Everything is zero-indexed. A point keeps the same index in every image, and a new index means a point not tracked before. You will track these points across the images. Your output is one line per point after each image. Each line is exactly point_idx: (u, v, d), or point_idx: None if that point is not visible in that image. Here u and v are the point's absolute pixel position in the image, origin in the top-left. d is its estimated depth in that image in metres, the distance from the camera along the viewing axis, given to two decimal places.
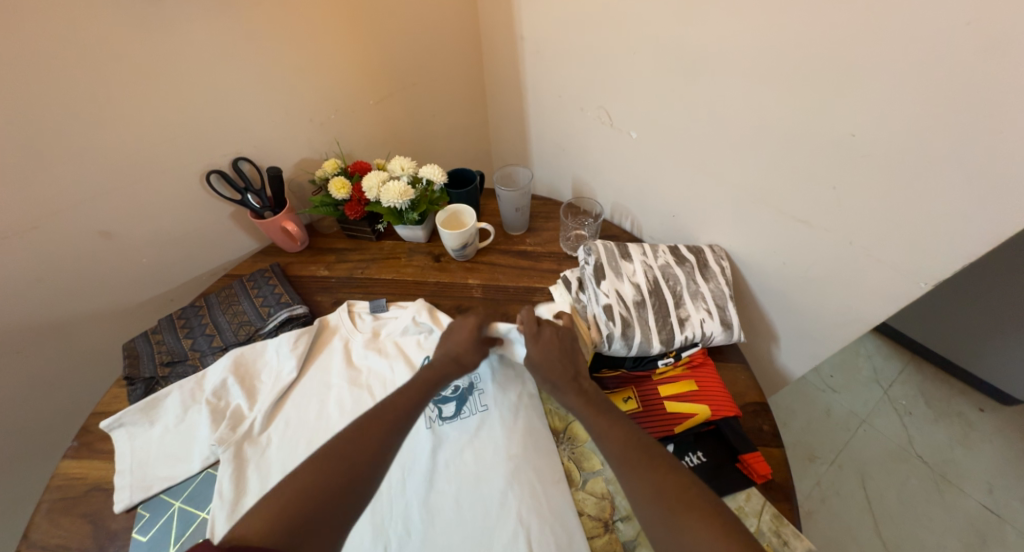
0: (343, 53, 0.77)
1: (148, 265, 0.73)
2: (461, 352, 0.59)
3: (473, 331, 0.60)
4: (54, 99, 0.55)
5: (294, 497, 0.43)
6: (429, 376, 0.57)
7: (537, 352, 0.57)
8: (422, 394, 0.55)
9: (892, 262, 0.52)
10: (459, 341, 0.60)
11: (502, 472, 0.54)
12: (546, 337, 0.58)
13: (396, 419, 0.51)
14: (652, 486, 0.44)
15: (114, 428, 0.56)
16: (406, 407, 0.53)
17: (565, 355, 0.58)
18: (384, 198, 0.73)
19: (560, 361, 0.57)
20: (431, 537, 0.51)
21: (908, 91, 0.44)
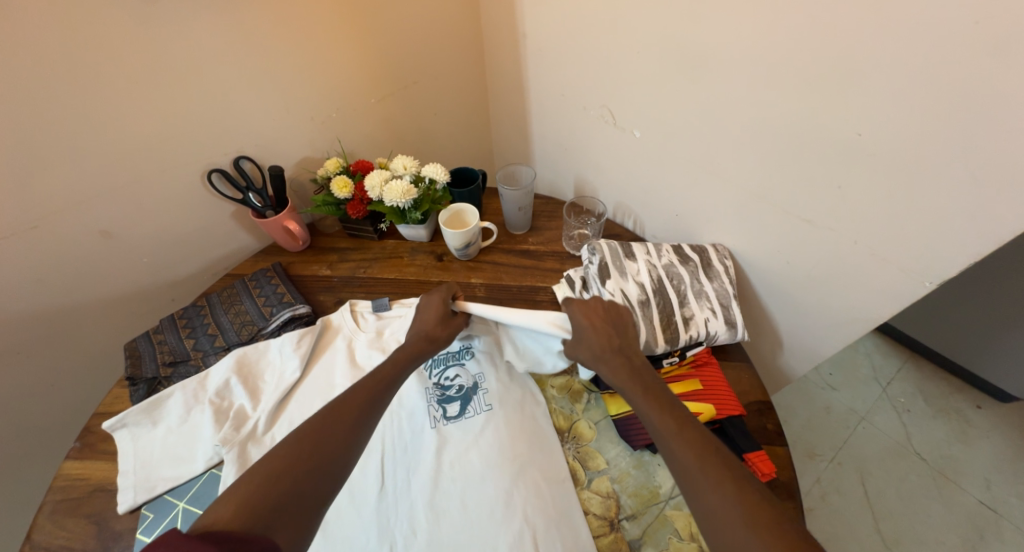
0: (344, 51, 0.76)
1: (149, 265, 0.72)
2: (433, 333, 0.60)
3: (439, 310, 0.62)
4: (54, 97, 0.55)
5: (265, 484, 0.42)
6: (398, 359, 0.57)
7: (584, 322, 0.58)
8: (391, 377, 0.55)
9: (897, 261, 0.52)
10: (428, 320, 0.61)
11: (506, 471, 0.54)
12: (598, 312, 0.59)
13: (366, 399, 0.51)
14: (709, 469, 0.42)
15: (117, 428, 0.55)
16: (376, 386, 0.53)
17: (615, 332, 0.57)
18: (387, 197, 0.73)
19: (611, 336, 0.57)
20: (435, 535, 0.51)
21: (912, 91, 0.44)
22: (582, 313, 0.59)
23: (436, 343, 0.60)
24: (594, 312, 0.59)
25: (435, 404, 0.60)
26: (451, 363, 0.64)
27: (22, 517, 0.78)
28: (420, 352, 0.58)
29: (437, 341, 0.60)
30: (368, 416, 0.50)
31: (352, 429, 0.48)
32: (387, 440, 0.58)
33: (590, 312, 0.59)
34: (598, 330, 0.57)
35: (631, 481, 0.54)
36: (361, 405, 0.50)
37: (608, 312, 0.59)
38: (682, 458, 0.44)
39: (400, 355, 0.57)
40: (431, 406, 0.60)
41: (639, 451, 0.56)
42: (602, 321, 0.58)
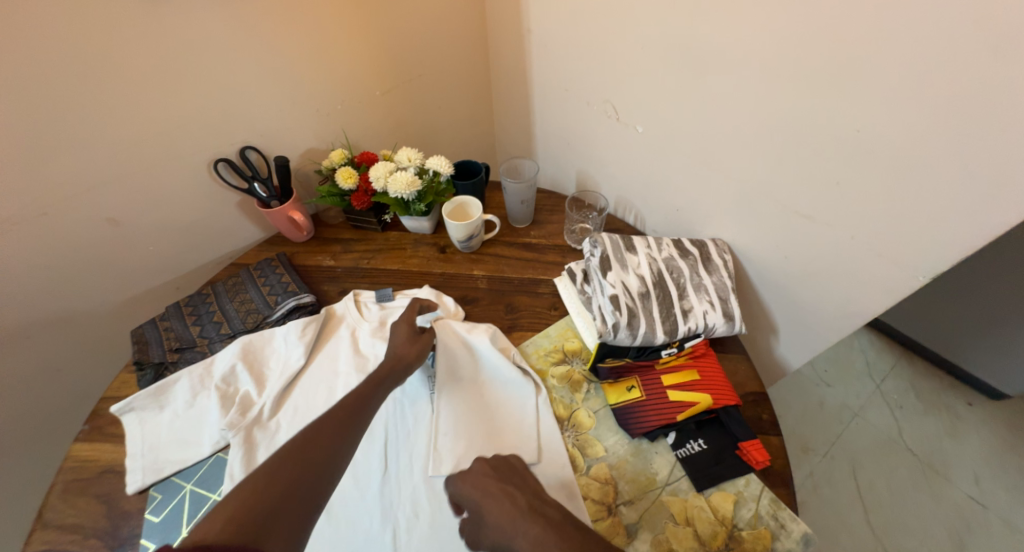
0: (350, 43, 0.77)
1: (156, 253, 0.73)
2: (407, 354, 0.58)
3: (408, 327, 0.61)
4: (65, 84, 0.56)
5: (248, 494, 0.41)
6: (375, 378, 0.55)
7: (475, 492, 0.49)
8: (365, 396, 0.52)
9: (892, 255, 0.54)
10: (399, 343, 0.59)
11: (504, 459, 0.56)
12: (486, 472, 0.51)
13: (343, 413, 0.50)
14: None
15: (125, 412, 0.56)
16: (351, 401, 0.51)
17: (512, 491, 0.48)
18: (391, 188, 0.73)
19: (512, 492, 0.48)
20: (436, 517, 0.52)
21: (908, 89, 0.45)
22: (469, 486, 0.50)
23: (409, 362, 0.58)
24: (482, 474, 0.51)
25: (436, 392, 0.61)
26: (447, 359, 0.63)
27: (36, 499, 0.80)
28: (393, 372, 0.56)
29: (409, 362, 0.58)
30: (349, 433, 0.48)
31: (335, 444, 0.47)
32: (388, 422, 0.60)
33: (480, 480, 0.50)
34: (492, 495, 0.48)
35: (630, 467, 0.55)
36: (336, 421, 0.49)
37: (499, 466, 0.52)
38: None
39: (373, 377, 0.54)
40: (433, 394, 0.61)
41: (638, 439, 0.57)
42: (496, 484, 0.49)
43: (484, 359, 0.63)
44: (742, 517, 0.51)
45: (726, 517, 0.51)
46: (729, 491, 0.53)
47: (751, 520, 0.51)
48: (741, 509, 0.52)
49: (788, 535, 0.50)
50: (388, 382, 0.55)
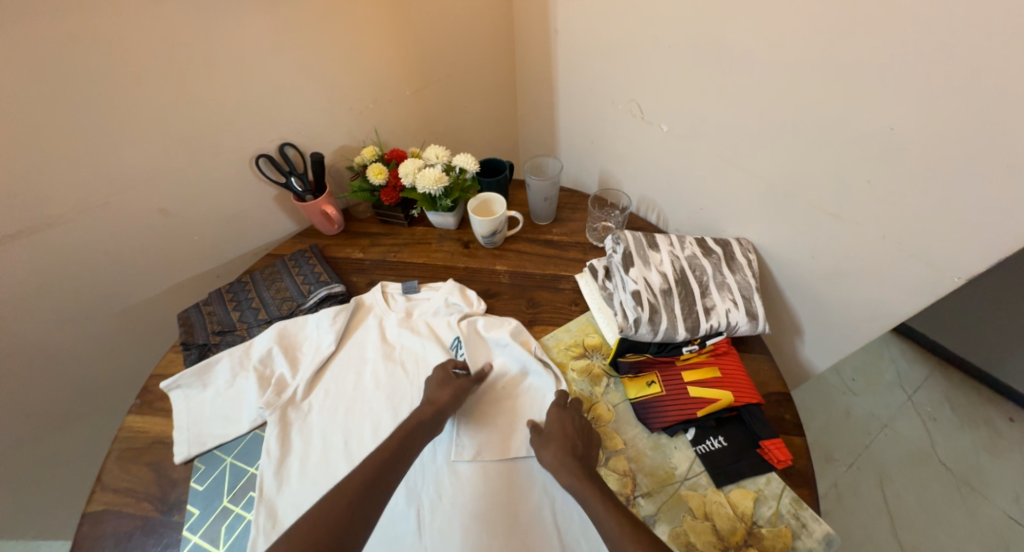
0: (385, 44, 0.80)
1: (200, 242, 0.78)
2: (439, 399, 0.57)
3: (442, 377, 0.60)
4: (129, 82, 0.60)
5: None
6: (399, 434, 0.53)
7: (554, 422, 0.57)
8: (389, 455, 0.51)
9: (923, 256, 0.53)
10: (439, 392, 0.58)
11: (522, 442, 0.58)
12: (573, 419, 0.57)
13: (366, 476, 0.48)
14: None
15: (172, 389, 0.61)
16: (365, 474, 0.48)
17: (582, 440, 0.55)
18: (420, 184, 0.76)
19: (575, 439, 0.55)
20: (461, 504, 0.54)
21: (942, 86, 0.45)
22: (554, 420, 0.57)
23: (441, 409, 0.56)
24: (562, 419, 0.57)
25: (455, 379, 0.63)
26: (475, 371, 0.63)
27: (89, 467, 0.86)
28: (427, 421, 0.55)
29: (442, 407, 0.56)
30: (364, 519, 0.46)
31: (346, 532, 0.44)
32: (422, 456, 0.59)
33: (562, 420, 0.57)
34: (566, 435, 0.55)
35: (648, 461, 0.56)
36: (347, 502, 0.46)
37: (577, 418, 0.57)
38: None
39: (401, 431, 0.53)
40: None
41: (657, 433, 0.58)
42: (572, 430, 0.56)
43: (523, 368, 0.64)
44: (762, 515, 0.51)
45: (746, 514, 0.51)
46: (749, 489, 0.53)
47: (771, 518, 0.51)
48: (761, 506, 0.52)
49: (810, 535, 0.50)
50: (418, 434, 0.54)
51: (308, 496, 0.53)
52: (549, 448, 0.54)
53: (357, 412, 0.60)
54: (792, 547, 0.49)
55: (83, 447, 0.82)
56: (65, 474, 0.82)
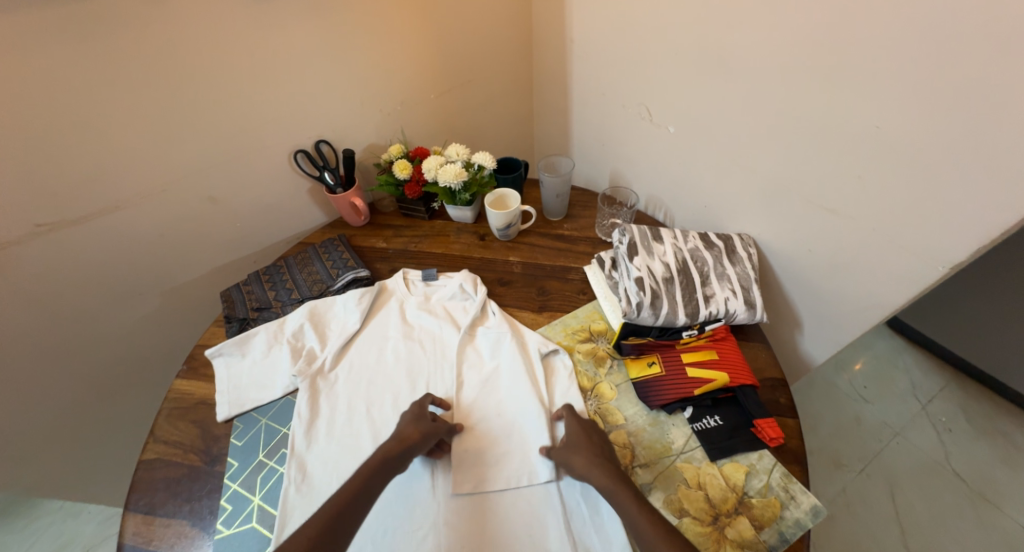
0: (414, 51, 0.87)
1: (241, 229, 0.85)
2: (407, 436, 0.56)
3: (416, 415, 0.58)
4: (190, 80, 0.68)
5: None
6: (364, 472, 0.52)
7: (575, 429, 0.57)
8: (354, 495, 0.50)
9: (913, 248, 0.56)
10: (411, 426, 0.57)
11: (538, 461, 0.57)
12: (574, 431, 0.57)
13: (333, 517, 0.48)
14: None
15: (216, 355, 0.68)
16: (318, 527, 0.47)
17: (604, 445, 0.56)
18: (441, 178, 0.81)
19: (602, 446, 0.56)
20: (459, 525, 0.53)
21: (922, 86, 0.49)
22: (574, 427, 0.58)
23: (409, 447, 0.55)
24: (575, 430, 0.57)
25: (462, 374, 0.66)
26: (476, 374, 0.66)
27: (137, 430, 0.95)
28: (391, 458, 0.54)
29: (410, 445, 0.55)
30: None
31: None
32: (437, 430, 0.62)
33: (584, 426, 0.58)
34: (590, 441, 0.56)
35: (646, 435, 0.59)
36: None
37: (589, 427, 0.58)
38: None
39: (363, 469, 0.52)
40: (459, 374, 0.66)
41: (656, 411, 0.61)
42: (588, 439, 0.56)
43: (517, 400, 0.63)
44: (753, 487, 0.54)
45: (737, 485, 0.54)
46: (741, 463, 0.56)
47: (761, 490, 0.54)
48: (752, 479, 0.55)
49: (798, 506, 0.52)
50: (379, 473, 0.53)
51: (330, 455, 0.59)
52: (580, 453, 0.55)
53: (379, 383, 0.66)
54: (780, 517, 0.52)
55: (133, 410, 0.91)
56: (117, 433, 0.92)
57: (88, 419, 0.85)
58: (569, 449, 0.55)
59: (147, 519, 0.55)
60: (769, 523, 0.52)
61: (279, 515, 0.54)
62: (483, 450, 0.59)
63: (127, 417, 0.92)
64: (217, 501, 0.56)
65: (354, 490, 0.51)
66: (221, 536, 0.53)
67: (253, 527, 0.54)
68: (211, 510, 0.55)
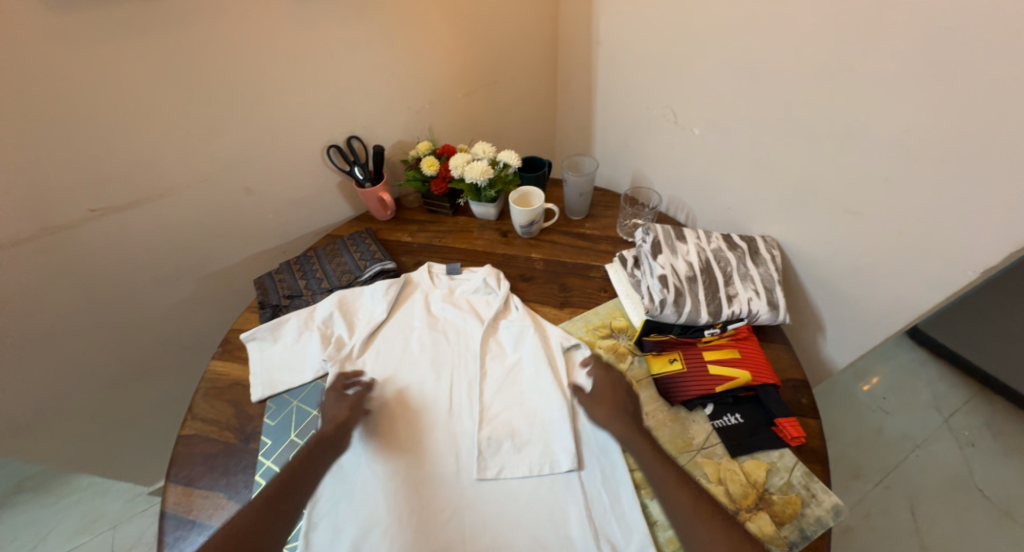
0: (443, 51, 0.89)
1: (273, 220, 0.89)
2: (338, 417, 0.60)
3: (337, 397, 0.62)
4: (232, 76, 0.72)
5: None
6: (307, 450, 0.56)
7: (603, 382, 0.62)
8: (297, 473, 0.53)
9: (942, 252, 0.56)
10: (341, 408, 0.61)
11: (564, 456, 0.58)
12: (603, 382, 0.62)
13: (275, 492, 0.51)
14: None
15: (250, 340, 0.71)
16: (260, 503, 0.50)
17: (628, 398, 0.61)
18: (467, 175, 0.83)
19: (625, 398, 0.60)
20: (480, 508, 0.55)
21: (952, 90, 0.49)
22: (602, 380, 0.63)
23: (341, 426, 0.59)
24: (603, 383, 0.62)
25: (480, 367, 0.67)
26: (492, 362, 0.68)
27: (169, 411, 1.00)
28: (328, 438, 0.57)
29: (341, 424, 0.59)
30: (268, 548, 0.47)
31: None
32: (459, 413, 0.63)
33: (611, 381, 0.63)
34: (614, 395, 0.61)
35: (667, 430, 0.60)
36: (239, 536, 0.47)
37: (614, 383, 0.62)
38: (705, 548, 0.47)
39: (303, 451, 0.55)
40: (480, 365, 0.67)
41: (677, 407, 0.62)
42: (612, 392, 0.61)
43: (534, 378, 0.65)
44: (773, 484, 0.55)
45: (758, 482, 0.55)
46: (762, 460, 0.56)
47: (782, 487, 0.54)
48: (773, 476, 0.55)
49: (819, 504, 0.53)
50: (320, 452, 0.56)
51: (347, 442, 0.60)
52: (599, 405, 0.60)
53: (405, 371, 0.68)
54: (802, 514, 0.52)
55: (166, 391, 0.96)
56: (151, 412, 0.96)
57: (125, 397, 0.90)
58: (595, 401, 0.61)
59: (187, 491, 0.57)
60: (790, 520, 0.52)
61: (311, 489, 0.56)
62: (506, 438, 0.60)
63: (160, 397, 0.96)
64: (251, 477, 0.58)
65: (297, 466, 0.54)
66: None
67: None
68: (247, 484, 0.57)
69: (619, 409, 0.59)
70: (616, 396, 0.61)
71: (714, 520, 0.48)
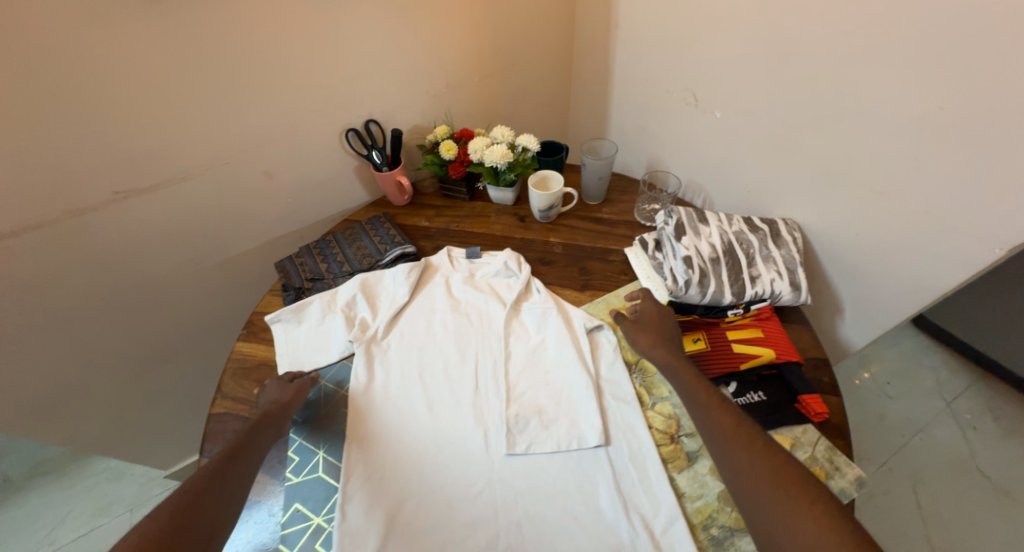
0: (461, 34, 0.88)
1: (291, 204, 0.89)
2: (283, 399, 0.60)
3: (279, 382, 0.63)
4: (253, 56, 0.71)
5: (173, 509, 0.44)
6: (252, 424, 0.56)
7: (648, 311, 0.66)
8: (247, 443, 0.53)
9: (970, 229, 0.56)
10: (287, 391, 0.62)
11: (592, 432, 0.58)
12: (648, 312, 0.65)
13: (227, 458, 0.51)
14: (760, 469, 0.47)
15: (275, 322, 0.71)
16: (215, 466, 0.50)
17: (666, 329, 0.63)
18: (487, 159, 0.83)
19: (666, 329, 0.63)
20: (512, 481, 0.56)
21: (990, 65, 0.49)
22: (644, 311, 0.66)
23: (286, 406, 0.60)
24: (649, 313, 0.65)
25: (503, 346, 0.68)
26: (516, 342, 0.69)
27: (186, 396, 1.00)
28: (274, 415, 0.58)
29: (286, 405, 0.60)
30: (217, 509, 0.46)
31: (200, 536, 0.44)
32: (486, 392, 0.64)
33: (650, 312, 0.65)
34: (653, 326, 0.64)
35: None
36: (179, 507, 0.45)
37: (657, 317, 0.65)
38: (739, 460, 0.48)
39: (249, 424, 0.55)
40: (504, 344, 0.68)
41: None
42: (654, 321, 0.64)
43: (560, 357, 0.66)
44: (797, 458, 0.56)
45: None
46: (786, 436, 0.57)
47: (807, 461, 0.55)
48: (797, 451, 0.56)
49: (842, 477, 0.54)
50: (267, 427, 0.56)
51: (370, 424, 0.61)
52: (642, 333, 0.63)
53: (430, 351, 0.68)
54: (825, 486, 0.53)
55: (183, 375, 0.96)
56: (169, 397, 0.97)
57: (144, 381, 0.91)
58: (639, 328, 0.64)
59: None
60: None
61: (343, 466, 0.57)
62: (534, 416, 0.61)
63: (178, 382, 0.97)
64: (285, 453, 0.60)
65: (243, 440, 0.53)
66: (291, 483, 0.57)
67: (318, 477, 0.58)
68: (281, 459, 0.60)
69: (662, 338, 0.62)
70: (660, 326, 0.63)
71: (751, 437, 0.49)
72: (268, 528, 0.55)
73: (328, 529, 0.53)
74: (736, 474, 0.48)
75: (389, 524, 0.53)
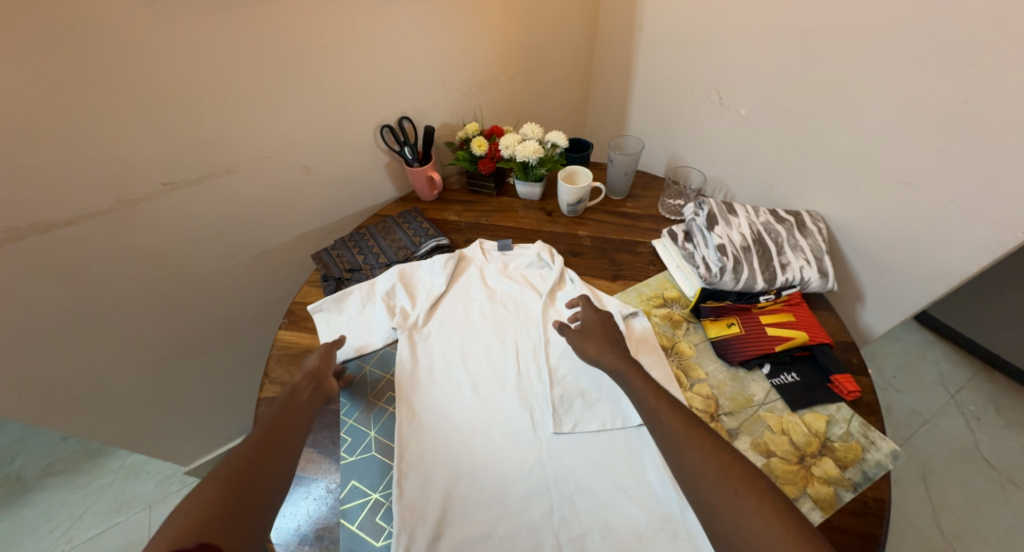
0: (491, 34, 0.91)
1: (324, 199, 0.91)
2: (314, 369, 0.61)
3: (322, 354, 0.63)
4: (297, 52, 0.73)
5: (241, 464, 0.46)
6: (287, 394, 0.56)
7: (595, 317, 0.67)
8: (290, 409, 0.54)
9: (994, 216, 0.59)
10: (316, 363, 0.62)
11: (634, 412, 0.61)
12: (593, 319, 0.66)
13: (271, 426, 0.51)
14: (712, 467, 0.46)
15: (317, 311, 0.73)
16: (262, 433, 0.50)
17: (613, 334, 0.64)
18: (519, 154, 0.86)
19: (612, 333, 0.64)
20: (562, 459, 0.58)
21: (1014, 60, 0.52)
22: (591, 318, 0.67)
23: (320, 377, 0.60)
24: (594, 321, 0.66)
25: (540, 331, 0.70)
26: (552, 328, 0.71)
27: (213, 390, 1.01)
28: (308, 386, 0.58)
29: (320, 376, 0.60)
30: (272, 469, 0.47)
31: (258, 501, 0.44)
32: (529, 375, 0.66)
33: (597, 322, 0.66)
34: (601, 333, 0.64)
35: (729, 388, 0.63)
36: (234, 494, 0.43)
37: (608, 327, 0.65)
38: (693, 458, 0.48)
39: (283, 395, 0.56)
40: (543, 331, 0.70)
41: (735, 368, 0.66)
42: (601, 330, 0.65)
43: None
44: (834, 433, 0.58)
45: (819, 431, 0.58)
46: (821, 413, 0.60)
47: (843, 436, 0.58)
48: (833, 427, 0.59)
49: (878, 450, 0.56)
50: (307, 397, 0.57)
51: (417, 405, 0.62)
52: (589, 340, 0.63)
53: (470, 336, 0.70)
54: (862, 459, 0.56)
55: (211, 369, 0.97)
56: (196, 390, 0.98)
57: (175, 374, 0.91)
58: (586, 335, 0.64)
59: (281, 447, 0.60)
60: (853, 463, 0.56)
61: (395, 445, 0.59)
62: (577, 397, 0.63)
63: (206, 375, 0.98)
64: (337, 434, 0.62)
65: (285, 409, 0.54)
66: (346, 461, 0.59)
67: (372, 456, 0.59)
68: (334, 440, 0.62)
69: (610, 343, 0.63)
70: (606, 332, 0.64)
71: (706, 443, 0.49)
72: (327, 502, 0.56)
73: (387, 503, 0.55)
74: (693, 477, 0.47)
75: (447, 497, 0.54)
